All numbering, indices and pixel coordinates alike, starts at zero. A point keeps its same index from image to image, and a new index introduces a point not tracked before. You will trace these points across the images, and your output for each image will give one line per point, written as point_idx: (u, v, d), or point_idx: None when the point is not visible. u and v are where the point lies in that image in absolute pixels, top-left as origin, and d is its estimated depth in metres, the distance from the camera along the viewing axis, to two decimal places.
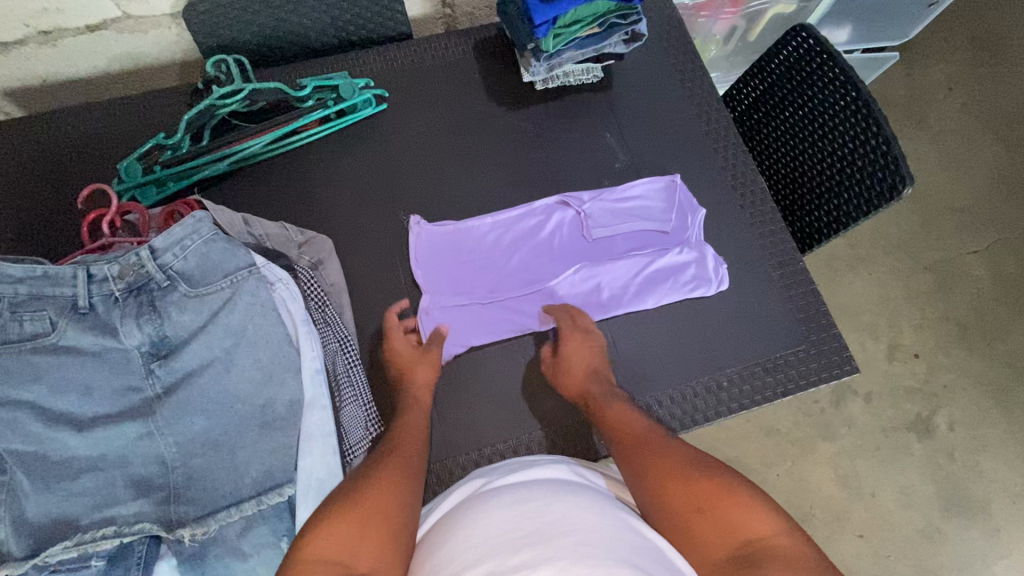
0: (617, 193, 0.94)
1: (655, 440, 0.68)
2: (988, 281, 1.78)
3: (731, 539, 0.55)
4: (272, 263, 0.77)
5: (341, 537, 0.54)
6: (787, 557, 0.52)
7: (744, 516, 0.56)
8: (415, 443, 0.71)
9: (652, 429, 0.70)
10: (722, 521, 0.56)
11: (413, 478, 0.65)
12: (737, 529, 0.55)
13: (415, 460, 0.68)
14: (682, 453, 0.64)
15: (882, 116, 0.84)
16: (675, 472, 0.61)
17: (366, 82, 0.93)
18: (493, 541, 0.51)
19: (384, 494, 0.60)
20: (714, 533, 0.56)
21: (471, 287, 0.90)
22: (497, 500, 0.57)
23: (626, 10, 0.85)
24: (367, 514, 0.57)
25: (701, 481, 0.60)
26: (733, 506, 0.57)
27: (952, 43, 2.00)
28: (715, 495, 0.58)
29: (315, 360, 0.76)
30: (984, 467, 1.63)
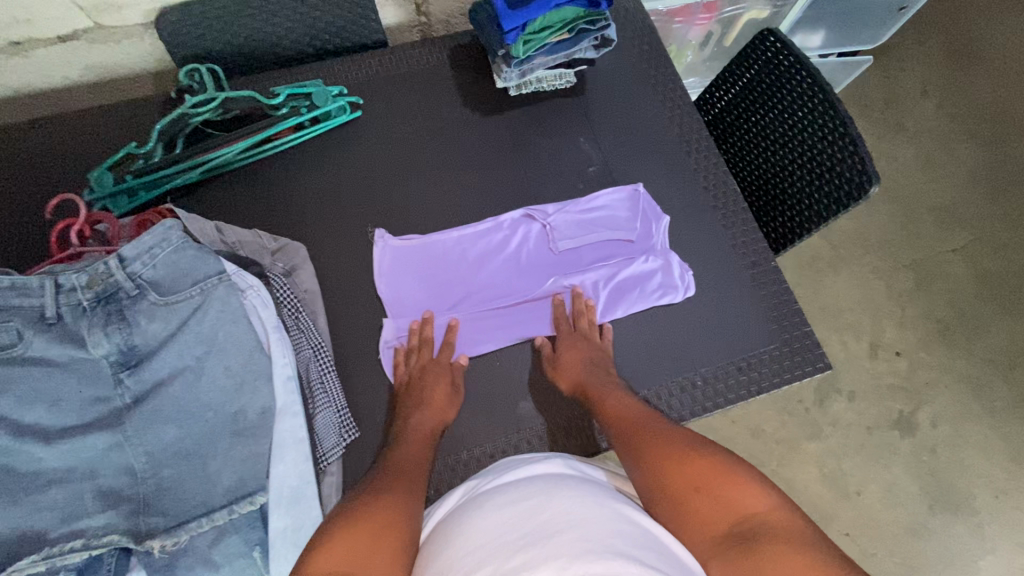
0: (582, 204, 0.94)
1: (653, 425, 0.70)
2: (967, 279, 1.81)
3: (726, 516, 0.56)
4: (244, 271, 0.77)
5: (346, 553, 0.53)
6: (782, 529, 0.54)
7: (738, 493, 0.57)
8: (416, 464, 0.71)
9: (650, 415, 0.72)
10: (715, 501, 0.58)
11: (415, 492, 0.65)
12: (733, 506, 0.57)
13: (410, 476, 0.68)
14: (679, 437, 0.66)
15: (849, 118, 0.86)
16: (672, 454, 0.63)
17: (340, 90, 0.93)
18: (492, 544, 0.52)
19: (389, 508, 0.60)
20: (710, 513, 0.57)
21: (444, 295, 0.90)
22: (497, 500, 0.58)
23: (595, 16, 0.87)
24: (378, 530, 0.57)
25: (697, 463, 0.61)
26: (723, 483, 0.59)
27: (927, 47, 2.04)
28: (707, 478, 0.60)
29: (287, 367, 0.75)
30: (968, 463, 1.65)
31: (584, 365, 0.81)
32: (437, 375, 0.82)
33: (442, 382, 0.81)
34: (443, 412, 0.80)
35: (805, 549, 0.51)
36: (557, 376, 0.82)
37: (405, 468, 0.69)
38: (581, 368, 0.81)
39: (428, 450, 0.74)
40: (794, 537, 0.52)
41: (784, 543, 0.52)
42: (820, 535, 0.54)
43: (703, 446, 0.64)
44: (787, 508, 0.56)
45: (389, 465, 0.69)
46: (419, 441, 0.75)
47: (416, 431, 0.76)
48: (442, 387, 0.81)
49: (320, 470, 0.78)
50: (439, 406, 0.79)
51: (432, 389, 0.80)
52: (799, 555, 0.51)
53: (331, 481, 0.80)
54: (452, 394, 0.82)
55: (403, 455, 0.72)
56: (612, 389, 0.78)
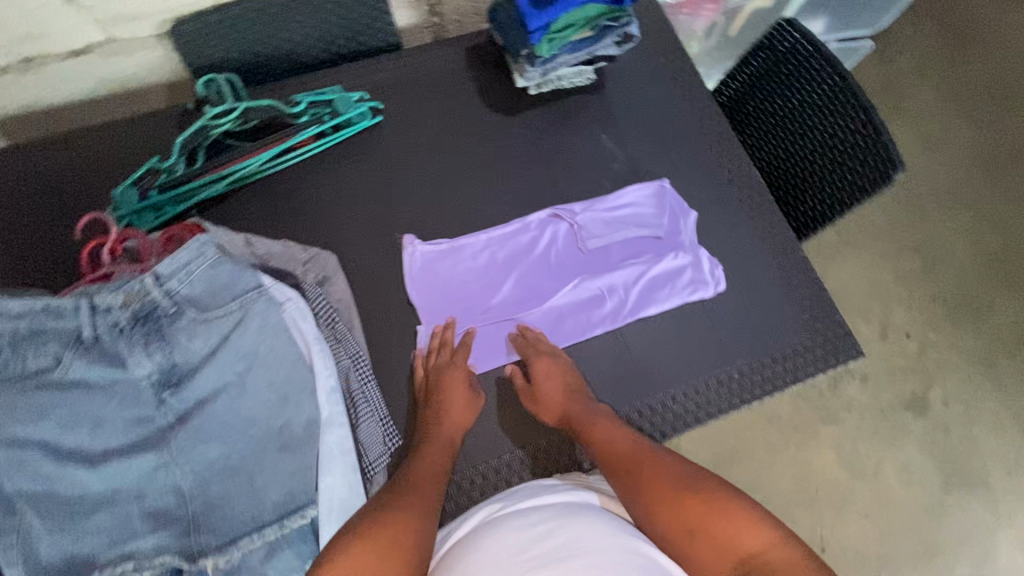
0: (608, 202, 0.93)
1: (648, 457, 0.72)
2: (971, 259, 1.85)
3: (726, 556, 0.60)
4: (280, 283, 0.75)
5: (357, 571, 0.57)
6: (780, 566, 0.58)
7: (735, 533, 0.61)
8: (432, 479, 0.72)
9: (637, 442, 0.74)
10: (715, 540, 0.61)
11: (428, 511, 0.67)
12: (731, 545, 0.61)
13: (423, 489, 0.70)
14: (670, 470, 0.69)
15: (870, 105, 0.88)
16: (666, 495, 0.66)
17: (361, 95, 0.92)
18: (508, 560, 0.59)
19: (400, 525, 0.63)
20: (711, 552, 0.61)
21: (477, 301, 0.88)
22: (514, 527, 0.63)
23: (618, 12, 0.86)
24: (385, 551, 0.60)
25: (692, 502, 0.65)
26: (721, 523, 0.62)
27: (924, 29, 2.07)
28: (703, 518, 0.63)
29: (331, 379, 0.74)
30: (979, 439, 1.69)
31: (563, 392, 0.80)
32: (454, 378, 0.80)
33: (460, 386, 0.80)
34: (463, 418, 0.79)
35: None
36: (539, 410, 0.80)
37: (419, 481, 0.70)
38: (559, 396, 0.80)
39: (443, 463, 0.75)
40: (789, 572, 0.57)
41: None
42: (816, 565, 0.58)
43: (696, 481, 0.67)
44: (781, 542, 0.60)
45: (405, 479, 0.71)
46: (436, 452, 0.75)
47: (435, 441, 0.76)
48: (461, 391, 0.80)
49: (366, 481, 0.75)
50: (459, 412, 0.79)
51: (451, 395, 0.79)
52: None
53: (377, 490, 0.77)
54: (471, 397, 0.81)
55: (421, 468, 0.72)
56: (595, 419, 0.77)
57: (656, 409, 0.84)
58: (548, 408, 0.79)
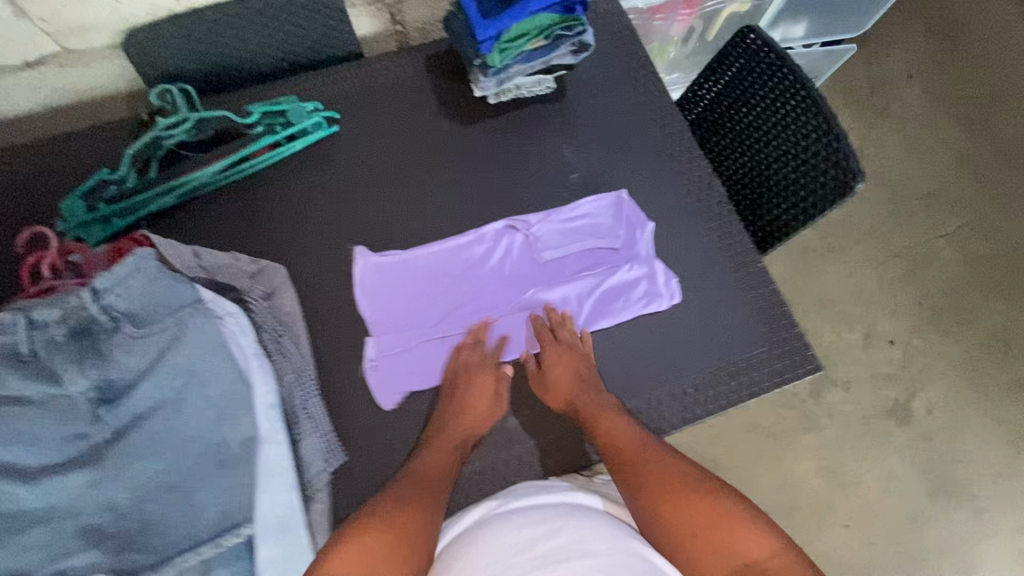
0: (564, 213, 0.92)
1: (651, 454, 0.69)
2: (958, 265, 1.82)
3: (728, 563, 0.57)
4: (221, 297, 0.75)
5: (352, 565, 0.56)
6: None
7: (740, 539, 0.58)
8: (439, 475, 0.71)
9: (644, 439, 0.72)
10: (717, 545, 0.58)
11: (434, 510, 0.65)
12: (734, 552, 0.58)
13: (431, 485, 0.69)
14: (674, 470, 0.66)
15: (832, 113, 0.86)
16: (670, 491, 0.64)
17: (314, 105, 0.92)
18: (503, 561, 0.56)
19: (404, 518, 0.62)
20: (711, 558, 0.58)
21: (426, 315, 0.86)
22: (512, 522, 0.61)
23: (571, 21, 0.85)
24: (391, 545, 0.58)
25: (694, 504, 0.62)
26: (725, 528, 0.59)
27: (912, 31, 2.04)
28: (704, 522, 0.60)
29: (269, 394, 0.72)
30: (963, 448, 1.66)
31: (571, 380, 0.79)
32: (484, 381, 0.79)
33: (484, 390, 0.79)
34: (484, 420, 0.78)
35: None
36: (546, 393, 0.80)
37: (429, 479, 0.69)
38: (571, 383, 0.79)
39: (455, 463, 0.73)
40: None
41: None
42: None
43: (701, 484, 0.64)
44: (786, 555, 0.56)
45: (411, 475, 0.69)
46: (445, 450, 0.74)
47: (448, 441, 0.75)
48: (486, 394, 0.79)
49: (306, 500, 0.73)
50: (482, 416, 0.78)
51: (475, 397, 0.78)
52: None
53: (319, 510, 0.73)
54: (493, 401, 0.79)
55: (428, 464, 0.71)
56: (602, 410, 0.76)
57: None
58: (558, 394, 0.79)
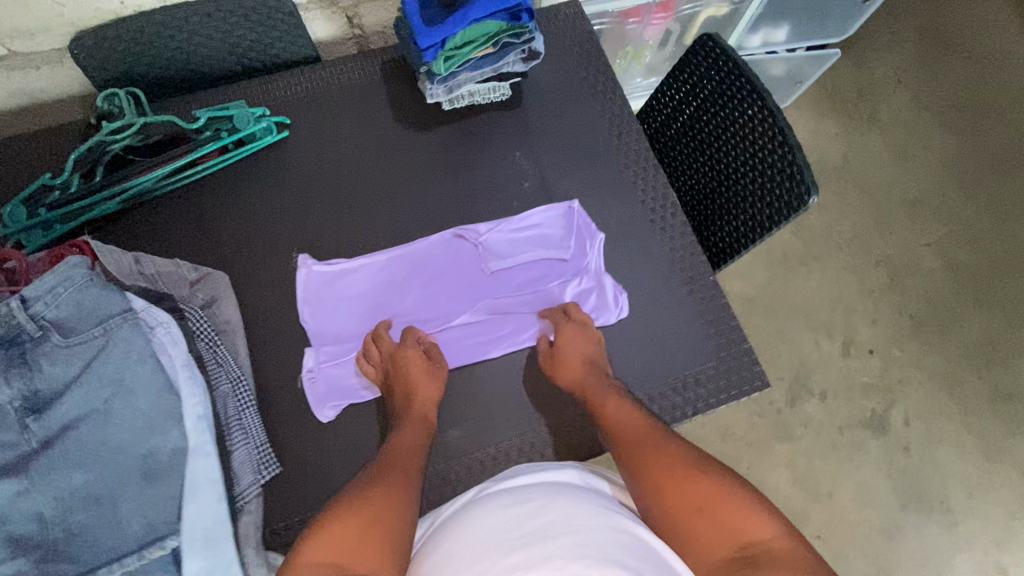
0: (515, 223, 0.91)
1: (660, 438, 0.72)
2: (941, 274, 1.79)
3: (730, 540, 0.59)
4: (154, 307, 0.74)
5: (332, 543, 0.56)
6: (781, 558, 0.56)
7: (744, 518, 0.60)
8: (410, 451, 0.72)
9: (652, 424, 0.74)
10: (721, 523, 0.60)
11: (409, 489, 0.66)
12: (739, 531, 0.59)
13: (404, 467, 0.69)
14: (681, 453, 0.69)
15: (786, 125, 0.84)
16: (675, 471, 0.66)
17: (262, 111, 0.90)
18: (493, 537, 0.58)
19: (383, 499, 0.63)
20: (714, 534, 0.60)
21: (367, 328, 0.85)
22: (504, 503, 0.63)
23: (518, 29, 0.83)
24: (371, 530, 0.59)
25: (703, 483, 0.64)
26: (730, 509, 0.61)
27: (902, 35, 2.01)
28: (713, 500, 0.62)
29: (198, 406, 0.71)
30: (940, 460, 1.64)
31: (581, 363, 0.81)
32: (409, 360, 0.80)
33: (415, 371, 0.79)
34: (430, 390, 0.79)
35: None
36: (557, 369, 0.81)
37: (398, 457, 0.70)
38: (583, 364, 0.80)
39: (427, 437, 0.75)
40: (793, 566, 0.55)
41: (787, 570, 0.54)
42: (822, 566, 0.56)
43: (708, 466, 0.66)
44: (789, 537, 0.58)
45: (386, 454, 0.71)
46: (411, 426, 0.75)
47: (410, 420, 0.75)
48: (417, 370, 0.79)
49: (235, 513, 0.71)
50: (426, 387, 0.79)
51: (412, 381, 0.78)
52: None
53: (249, 522, 0.73)
54: (429, 373, 0.80)
55: (398, 446, 0.72)
56: (610, 396, 0.78)
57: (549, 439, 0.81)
58: (568, 370, 0.80)
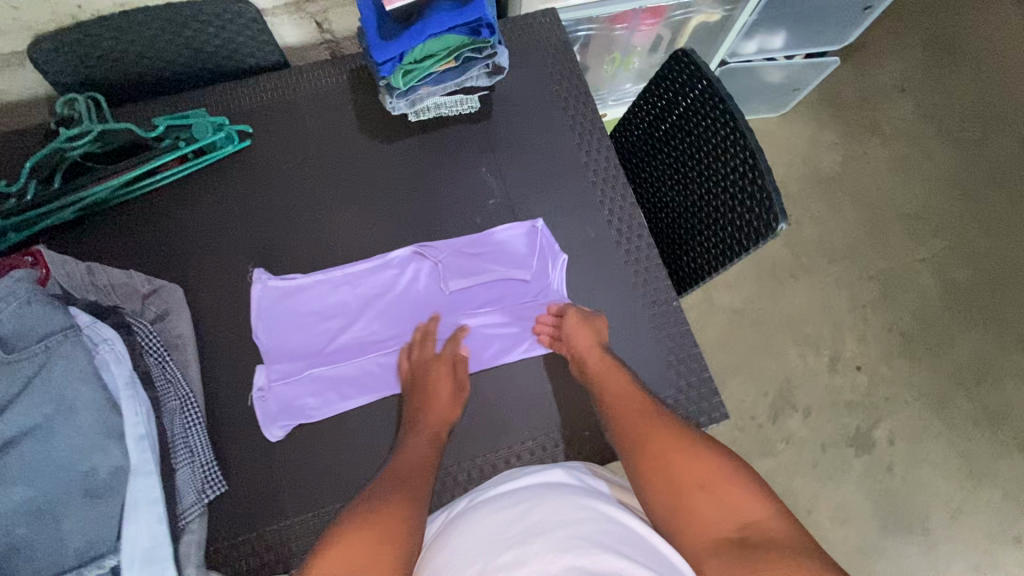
0: (475, 242, 0.90)
1: (656, 417, 0.71)
2: (935, 290, 1.75)
3: (727, 518, 0.60)
4: (99, 322, 0.73)
5: (347, 555, 0.55)
6: (778, 539, 0.57)
7: (742, 500, 0.60)
8: (424, 466, 0.70)
9: (651, 405, 0.74)
10: (719, 503, 0.61)
11: (417, 499, 0.64)
12: (736, 510, 0.60)
13: (415, 479, 0.67)
14: (677, 432, 0.68)
15: (757, 148, 0.80)
16: (674, 447, 0.66)
17: (222, 120, 0.89)
18: (485, 542, 0.57)
19: (391, 510, 0.60)
20: (711, 511, 0.60)
21: (318, 347, 0.84)
22: (497, 508, 0.62)
23: (479, 44, 0.81)
24: (383, 539, 0.57)
25: (699, 462, 0.64)
26: (728, 488, 0.62)
27: (908, 41, 1.94)
28: (712, 478, 0.63)
29: (140, 425, 0.70)
30: (923, 480, 1.62)
31: (588, 346, 0.80)
32: (440, 373, 0.80)
33: (442, 383, 0.79)
34: (450, 408, 0.79)
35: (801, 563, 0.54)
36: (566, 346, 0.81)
37: (412, 470, 0.69)
38: (587, 343, 0.80)
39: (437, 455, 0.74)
40: (790, 547, 0.56)
41: (780, 551, 0.55)
42: (815, 548, 0.57)
43: (703, 444, 0.66)
44: (783, 521, 0.59)
45: (400, 464, 0.69)
46: (427, 441, 0.74)
47: (424, 433, 0.75)
48: (444, 385, 0.79)
49: (176, 533, 0.70)
50: (447, 405, 0.78)
51: (435, 391, 0.78)
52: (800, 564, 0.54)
53: (191, 542, 0.72)
54: (455, 393, 0.80)
55: (409, 456, 0.71)
56: (611, 373, 0.78)
57: (499, 465, 0.80)
58: (574, 342, 0.81)
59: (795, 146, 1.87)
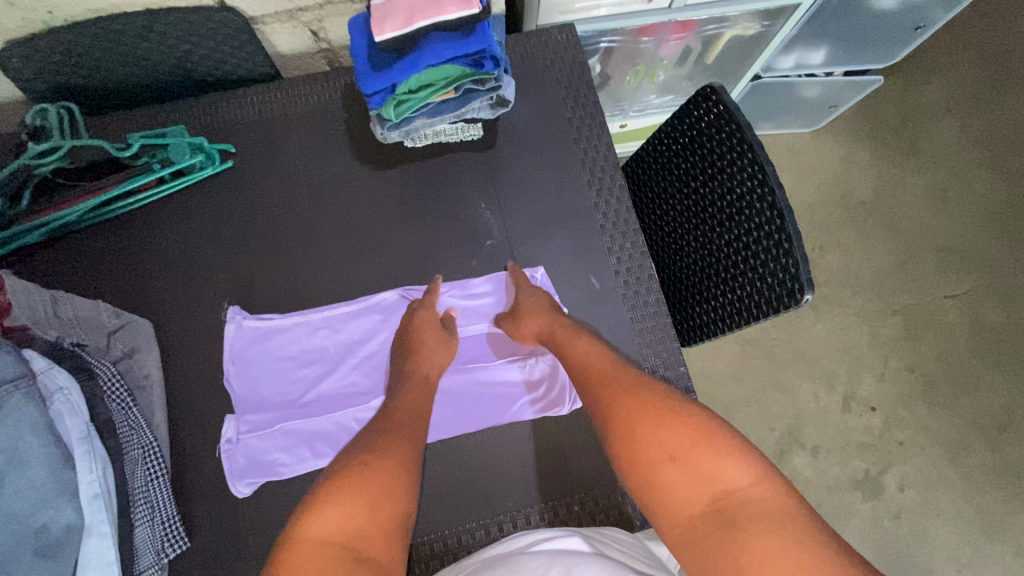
0: (466, 290, 0.85)
1: (629, 382, 0.67)
2: (964, 330, 1.63)
3: (706, 488, 0.56)
4: (56, 367, 0.67)
5: (334, 518, 0.54)
6: (761, 509, 0.52)
7: (722, 468, 0.56)
8: (416, 412, 0.71)
9: (618, 365, 0.71)
10: (695, 472, 0.57)
11: (411, 452, 0.65)
12: (715, 478, 0.56)
13: (407, 427, 0.68)
14: (652, 398, 0.64)
15: (787, 209, 0.71)
16: (646, 413, 0.62)
17: (201, 141, 0.82)
18: None
19: (386, 465, 0.61)
20: (686, 481, 0.57)
21: (292, 397, 0.79)
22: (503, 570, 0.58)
23: (481, 75, 0.73)
24: (377, 494, 0.58)
25: (674, 430, 0.60)
26: (705, 454, 0.57)
27: (960, 57, 1.79)
28: (684, 447, 0.58)
29: (95, 482, 0.64)
30: (932, 533, 1.50)
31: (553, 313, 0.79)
32: (423, 320, 0.79)
33: (431, 329, 0.79)
34: (439, 351, 0.78)
35: (783, 534, 0.50)
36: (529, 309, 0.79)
37: (404, 418, 0.70)
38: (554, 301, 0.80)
39: (429, 394, 0.75)
40: (773, 516, 0.51)
41: (764, 523, 0.51)
42: (804, 510, 0.52)
43: (681, 410, 0.62)
44: (771, 484, 0.54)
45: (391, 413, 0.70)
46: (420, 385, 0.75)
47: (416, 378, 0.75)
48: (429, 329, 0.78)
49: None
50: (435, 349, 0.78)
51: (424, 335, 0.78)
52: (782, 536, 0.50)
53: None
54: (444, 337, 0.79)
55: (397, 405, 0.71)
56: (578, 338, 0.75)
57: (477, 536, 0.74)
58: (535, 305, 0.79)
59: (827, 167, 1.75)
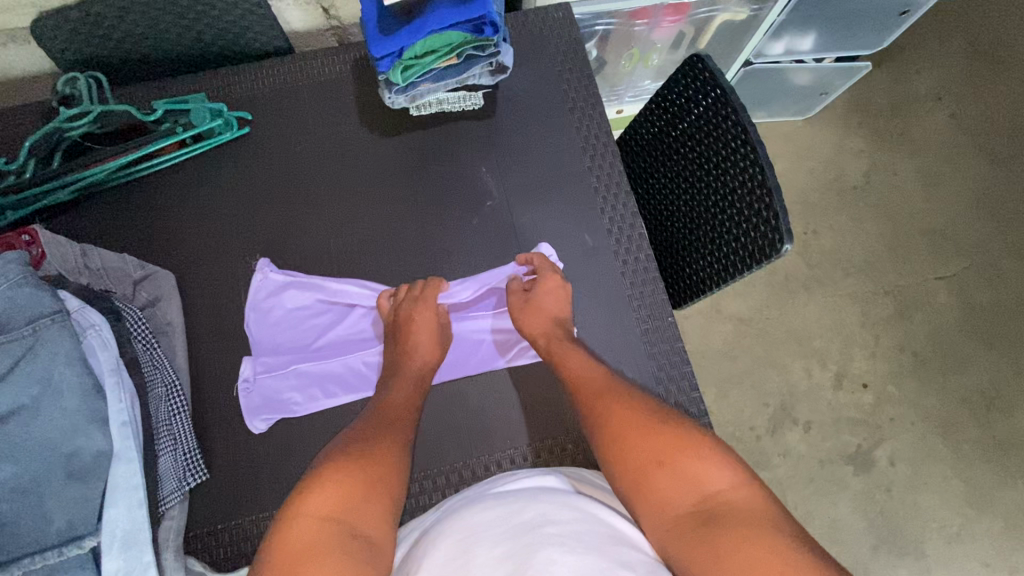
0: (467, 249, 0.90)
1: (614, 390, 0.72)
2: (953, 310, 1.68)
3: (688, 491, 0.60)
4: (88, 308, 0.72)
5: (328, 497, 0.59)
6: (738, 510, 0.57)
7: (703, 473, 0.61)
8: (405, 409, 0.74)
9: (607, 374, 0.75)
10: (678, 475, 0.61)
11: (401, 446, 0.69)
12: (697, 483, 0.61)
13: (399, 423, 0.72)
14: (641, 409, 0.69)
15: (767, 163, 0.76)
16: (632, 424, 0.67)
17: (220, 107, 0.88)
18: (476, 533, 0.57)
19: (377, 456, 0.66)
20: (670, 484, 0.61)
21: (304, 344, 0.85)
22: (479, 507, 0.61)
23: (481, 42, 0.79)
24: (368, 481, 0.63)
25: (660, 438, 0.65)
26: (687, 459, 0.62)
27: (948, 47, 1.85)
28: (668, 452, 0.63)
29: (123, 410, 0.69)
30: (922, 505, 1.54)
31: (548, 321, 0.82)
32: (422, 317, 0.81)
33: (429, 324, 0.81)
34: (433, 350, 0.81)
35: (760, 531, 0.55)
36: (531, 312, 0.82)
37: (398, 412, 0.73)
38: (554, 308, 0.82)
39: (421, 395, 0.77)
40: (752, 517, 0.56)
41: (742, 521, 0.56)
42: (777, 509, 0.58)
43: (666, 420, 0.67)
44: (746, 486, 0.60)
45: (383, 412, 0.73)
46: (411, 381, 0.78)
47: (408, 374, 0.78)
48: (429, 328, 0.81)
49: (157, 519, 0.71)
50: (430, 346, 0.81)
51: (419, 334, 0.80)
52: (759, 535, 0.55)
53: (171, 526, 0.73)
54: (438, 333, 0.82)
55: (389, 401, 0.74)
56: (570, 351, 0.78)
57: (477, 472, 0.79)
58: (536, 309, 0.82)
59: (819, 152, 1.80)
